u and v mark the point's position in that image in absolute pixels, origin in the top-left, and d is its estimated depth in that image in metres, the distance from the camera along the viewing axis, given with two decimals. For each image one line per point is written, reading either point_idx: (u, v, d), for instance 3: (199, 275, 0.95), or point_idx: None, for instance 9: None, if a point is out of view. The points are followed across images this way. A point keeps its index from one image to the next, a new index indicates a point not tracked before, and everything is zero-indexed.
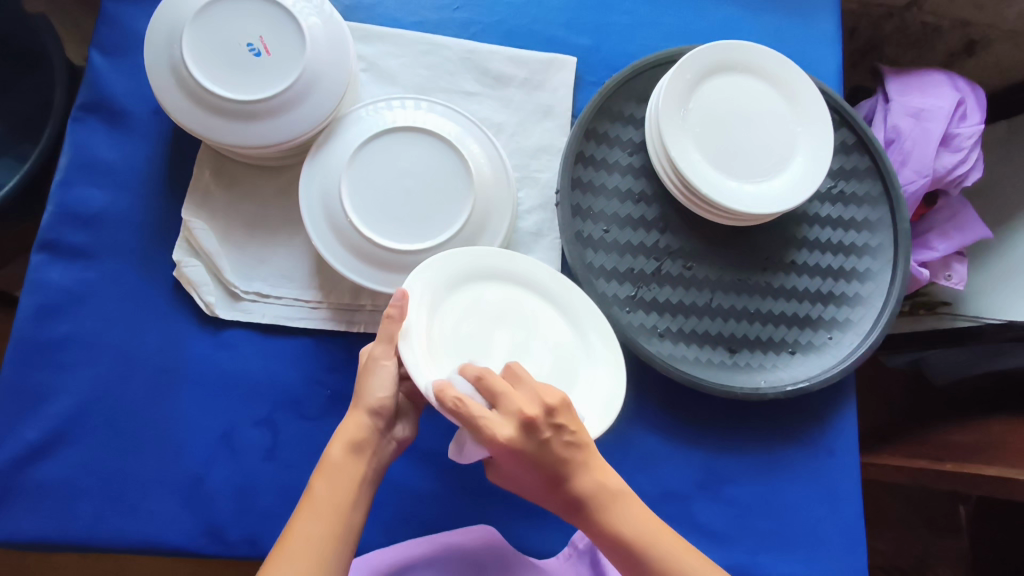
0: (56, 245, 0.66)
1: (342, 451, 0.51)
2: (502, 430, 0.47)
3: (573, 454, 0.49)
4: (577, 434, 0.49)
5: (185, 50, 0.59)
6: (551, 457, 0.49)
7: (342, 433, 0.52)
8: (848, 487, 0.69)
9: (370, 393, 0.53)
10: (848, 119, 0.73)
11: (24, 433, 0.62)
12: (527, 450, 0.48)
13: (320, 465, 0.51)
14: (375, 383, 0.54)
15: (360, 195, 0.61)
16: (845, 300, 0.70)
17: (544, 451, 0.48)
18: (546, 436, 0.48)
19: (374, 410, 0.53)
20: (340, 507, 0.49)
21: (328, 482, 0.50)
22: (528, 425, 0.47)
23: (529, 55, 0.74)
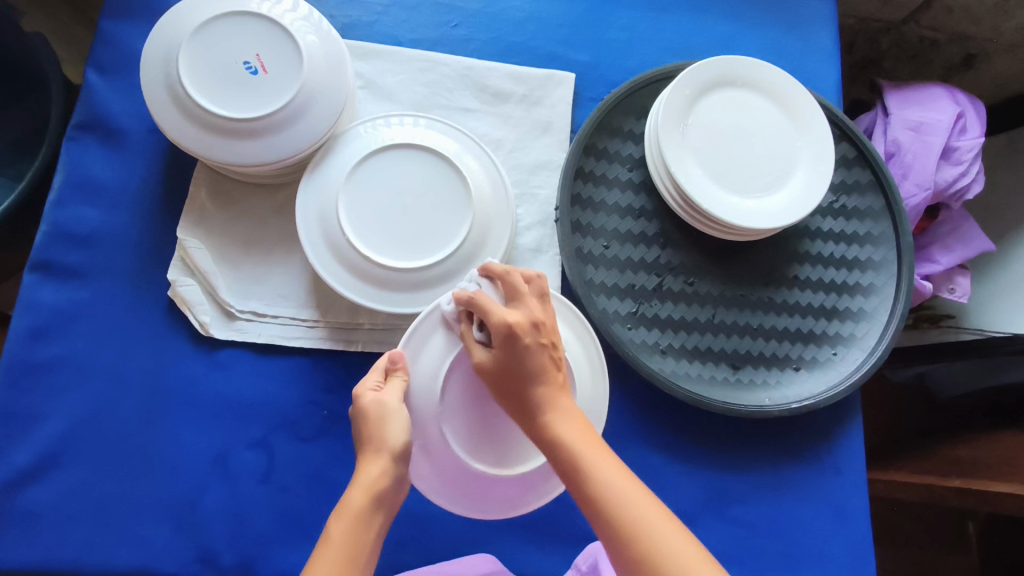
0: (48, 264, 0.65)
1: (365, 500, 0.47)
2: (512, 315, 0.50)
3: (552, 363, 0.51)
4: (559, 358, 0.52)
5: (183, 69, 0.59)
6: (531, 362, 0.50)
7: (365, 480, 0.48)
8: (857, 506, 0.68)
9: (389, 436, 0.50)
10: (849, 134, 0.73)
11: (13, 458, 0.61)
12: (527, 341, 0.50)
13: (338, 509, 0.47)
14: (393, 427, 0.50)
15: (356, 213, 0.60)
16: (850, 316, 0.69)
17: (527, 352, 0.50)
18: (540, 338, 0.51)
19: (396, 455, 0.49)
20: (360, 555, 0.46)
21: (348, 530, 0.46)
22: (535, 321, 0.51)
23: (527, 72, 0.74)
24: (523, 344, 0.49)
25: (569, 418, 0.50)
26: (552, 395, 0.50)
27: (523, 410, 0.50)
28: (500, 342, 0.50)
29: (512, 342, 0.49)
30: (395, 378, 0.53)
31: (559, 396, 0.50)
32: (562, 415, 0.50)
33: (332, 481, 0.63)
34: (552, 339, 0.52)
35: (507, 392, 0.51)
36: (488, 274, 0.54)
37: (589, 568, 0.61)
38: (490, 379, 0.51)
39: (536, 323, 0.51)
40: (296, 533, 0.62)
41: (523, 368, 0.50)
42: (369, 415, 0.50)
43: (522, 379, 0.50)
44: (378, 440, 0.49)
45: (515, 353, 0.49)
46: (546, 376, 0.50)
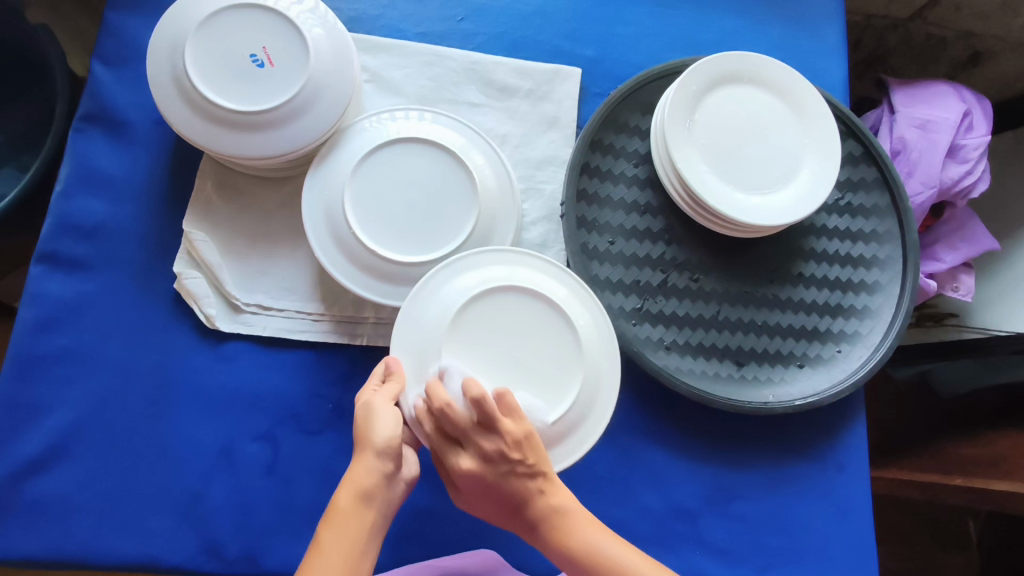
0: (54, 256, 0.65)
1: (352, 500, 0.47)
2: (464, 461, 0.50)
3: (529, 484, 0.50)
4: (535, 467, 0.50)
5: (189, 61, 0.59)
6: (508, 486, 0.50)
7: (352, 479, 0.48)
8: (859, 504, 0.68)
9: (374, 434, 0.49)
10: (855, 131, 0.73)
11: (19, 449, 0.61)
12: (490, 479, 0.50)
13: (328, 513, 0.47)
14: (380, 424, 0.49)
15: (362, 207, 0.60)
16: (854, 313, 0.69)
17: (496, 486, 0.50)
18: (504, 467, 0.50)
19: (380, 451, 0.49)
20: (353, 556, 0.46)
21: (336, 532, 0.46)
22: (487, 456, 0.49)
23: (533, 67, 0.73)
24: (497, 473, 0.50)
25: (566, 514, 0.50)
26: (542, 508, 0.50)
27: (524, 524, 0.52)
28: (471, 484, 0.51)
29: (483, 474, 0.50)
30: (390, 381, 0.53)
31: (552, 502, 0.50)
32: (565, 519, 0.50)
33: (336, 475, 0.63)
34: (528, 455, 0.49)
35: (506, 508, 0.52)
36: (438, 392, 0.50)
37: None
38: (490, 509, 0.53)
39: (499, 452, 0.49)
40: (300, 525, 0.62)
41: (504, 493, 0.50)
42: (358, 418, 0.51)
43: (507, 499, 0.51)
44: (367, 439, 0.49)
45: (486, 488, 0.51)
46: (526, 493, 0.50)
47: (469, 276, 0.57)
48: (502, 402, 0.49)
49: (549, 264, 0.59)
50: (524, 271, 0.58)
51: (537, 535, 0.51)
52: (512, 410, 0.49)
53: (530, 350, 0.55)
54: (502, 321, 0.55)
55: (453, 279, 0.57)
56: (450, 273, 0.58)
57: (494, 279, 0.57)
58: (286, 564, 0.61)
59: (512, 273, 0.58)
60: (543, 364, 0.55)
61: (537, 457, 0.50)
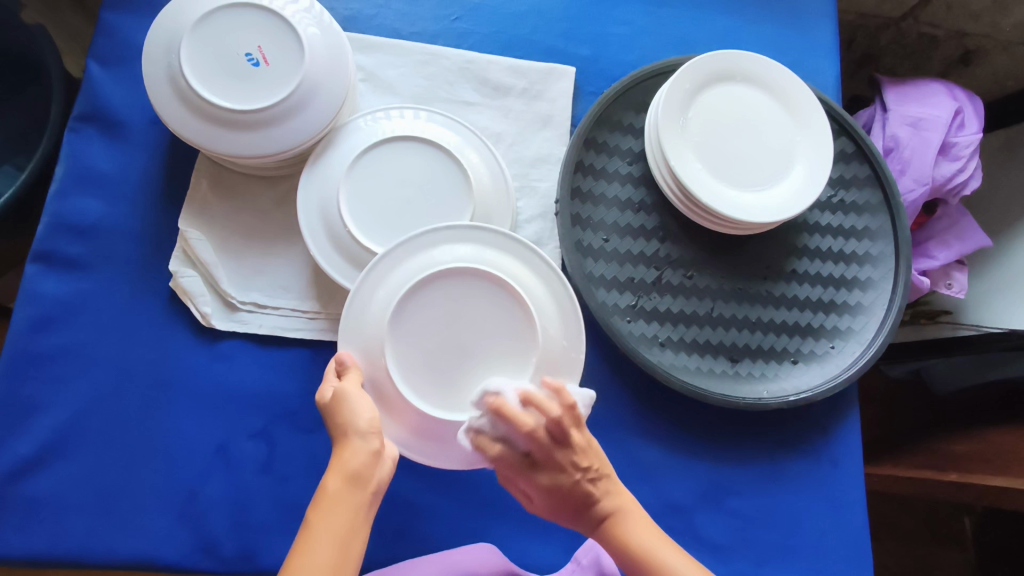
0: (50, 255, 0.65)
1: (340, 482, 0.46)
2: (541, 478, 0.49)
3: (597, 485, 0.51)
4: (598, 469, 0.51)
5: (185, 60, 0.59)
6: (580, 493, 0.50)
7: (340, 465, 0.47)
8: (852, 499, 0.68)
9: (353, 418, 0.48)
10: (847, 129, 0.73)
11: (17, 447, 0.61)
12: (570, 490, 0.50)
13: (316, 499, 0.46)
14: (357, 408, 0.49)
15: (357, 206, 0.61)
16: (847, 309, 0.70)
17: (575, 492, 0.50)
18: (576, 476, 0.50)
19: (363, 432, 0.48)
20: (345, 535, 0.45)
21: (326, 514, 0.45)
22: (564, 466, 0.49)
23: (527, 66, 0.74)
24: (566, 484, 0.49)
25: (631, 513, 0.53)
26: (606, 507, 0.52)
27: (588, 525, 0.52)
28: (549, 497, 0.50)
29: (555, 488, 0.50)
30: (349, 372, 0.52)
31: (612, 502, 0.52)
32: (624, 514, 0.52)
33: None
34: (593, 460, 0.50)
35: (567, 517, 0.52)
36: (500, 421, 0.46)
37: (591, 561, 0.62)
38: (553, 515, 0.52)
39: (570, 466, 0.49)
40: (296, 523, 0.62)
41: (573, 500, 0.51)
42: (333, 407, 0.50)
43: (576, 506, 0.51)
44: (345, 424, 0.48)
45: (563, 499, 0.50)
46: (593, 496, 0.51)
47: (413, 261, 0.56)
48: (569, 416, 0.47)
49: (500, 237, 0.58)
50: (474, 251, 0.57)
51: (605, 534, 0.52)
52: (577, 424, 0.48)
53: (478, 330, 0.54)
54: (443, 301, 0.54)
55: (398, 265, 0.56)
56: (393, 263, 0.56)
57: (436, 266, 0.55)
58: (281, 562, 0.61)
59: (479, 253, 0.57)
60: (493, 345, 0.54)
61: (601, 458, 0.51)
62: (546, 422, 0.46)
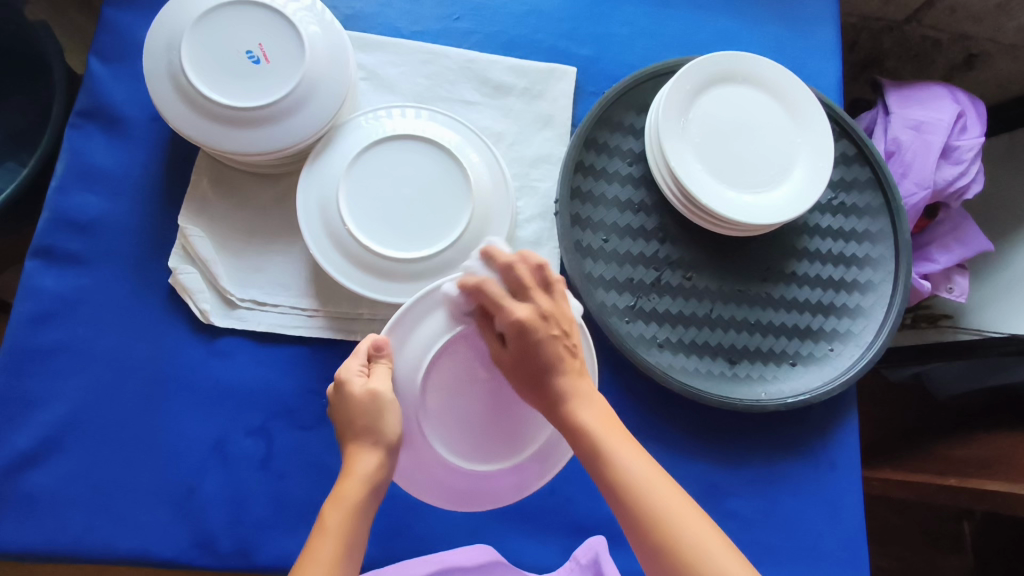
0: (50, 251, 0.66)
1: (361, 491, 0.47)
2: (519, 311, 0.49)
3: (569, 357, 0.50)
4: (575, 347, 0.51)
5: (186, 58, 0.59)
6: (543, 355, 0.49)
7: (359, 469, 0.47)
8: (850, 501, 0.68)
9: (384, 426, 0.48)
10: (849, 131, 0.73)
11: (14, 441, 0.62)
12: (537, 344, 0.49)
13: (333, 500, 0.46)
14: (386, 416, 0.49)
15: (358, 204, 0.61)
16: (847, 312, 0.70)
17: (540, 346, 0.49)
18: (554, 332, 0.50)
19: (389, 445, 0.48)
20: (355, 545, 0.46)
21: (342, 520, 0.46)
22: (541, 313, 0.49)
23: (529, 66, 0.74)
24: (537, 338, 0.49)
25: (592, 405, 0.49)
26: (570, 384, 0.49)
27: (546, 396, 0.50)
28: (516, 338, 0.49)
29: (524, 340, 0.49)
30: (379, 365, 0.51)
31: (579, 382, 0.50)
32: (584, 401, 0.49)
33: (330, 471, 0.63)
34: (568, 332, 0.50)
35: (530, 389, 0.50)
36: (489, 259, 0.51)
37: (589, 560, 0.62)
38: (518, 377, 0.50)
39: (543, 316, 0.49)
40: (293, 520, 0.62)
41: (540, 360, 0.49)
42: (359, 407, 0.49)
43: (540, 373, 0.49)
44: (371, 430, 0.48)
45: (529, 349, 0.49)
46: (561, 366, 0.49)
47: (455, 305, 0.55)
48: (537, 275, 0.51)
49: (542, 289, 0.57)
50: None
51: (566, 417, 0.49)
52: (549, 283, 0.51)
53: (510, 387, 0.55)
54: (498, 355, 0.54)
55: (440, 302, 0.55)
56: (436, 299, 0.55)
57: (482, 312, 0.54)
58: (278, 559, 0.61)
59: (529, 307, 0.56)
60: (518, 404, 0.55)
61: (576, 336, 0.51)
62: (525, 265, 0.51)
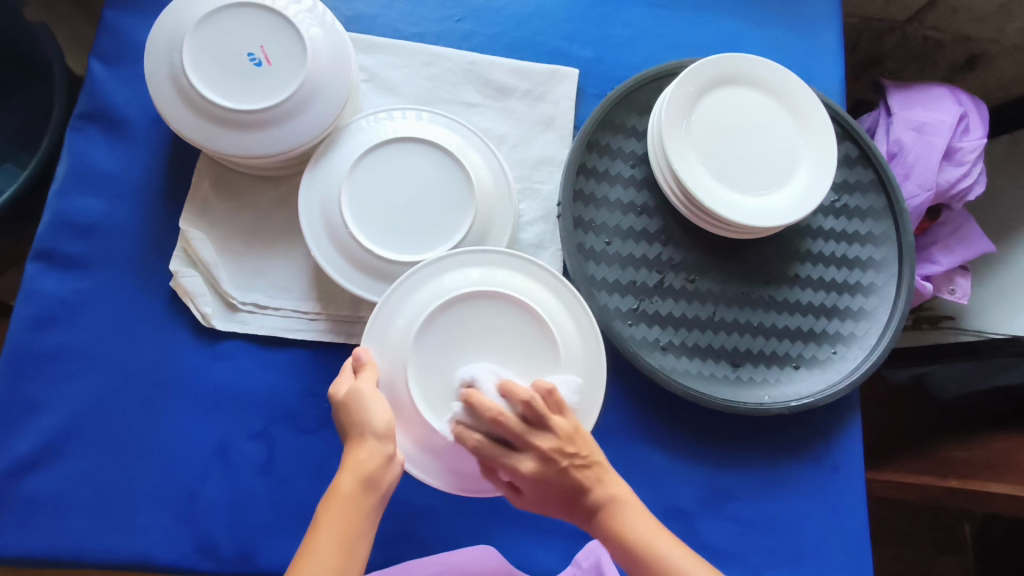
0: (51, 254, 0.65)
1: (355, 484, 0.45)
2: (523, 466, 0.47)
3: (586, 474, 0.48)
4: (589, 458, 0.48)
5: (187, 60, 0.59)
6: (564, 486, 0.48)
7: (355, 464, 0.46)
8: (854, 504, 0.68)
9: (372, 418, 0.47)
10: (851, 133, 0.73)
11: (15, 445, 0.61)
12: (550, 484, 0.48)
13: (328, 495, 0.45)
14: (372, 409, 0.48)
15: (360, 207, 0.61)
16: (850, 315, 0.69)
17: (557, 483, 0.48)
18: (563, 463, 0.47)
19: (382, 435, 0.47)
20: (354, 538, 0.44)
21: (338, 514, 0.44)
22: (544, 458, 0.47)
23: (531, 67, 0.74)
24: (554, 473, 0.47)
25: (628, 510, 0.49)
26: (599, 496, 0.49)
27: (581, 515, 0.50)
28: (531, 487, 0.48)
29: (542, 486, 0.48)
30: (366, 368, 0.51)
31: (605, 492, 0.49)
32: (615, 507, 0.49)
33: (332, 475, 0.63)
34: (580, 450, 0.48)
35: (562, 507, 0.50)
36: (470, 403, 0.47)
37: (591, 565, 0.62)
38: (548, 507, 0.50)
39: (552, 452, 0.47)
40: (295, 523, 0.62)
41: (563, 491, 0.48)
42: (349, 404, 0.49)
43: (564, 498, 0.49)
44: (361, 424, 0.47)
45: (546, 490, 0.48)
46: (585, 484, 0.48)
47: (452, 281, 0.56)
48: (530, 412, 0.47)
49: (537, 268, 0.58)
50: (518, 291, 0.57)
51: (602, 531, 0.49)
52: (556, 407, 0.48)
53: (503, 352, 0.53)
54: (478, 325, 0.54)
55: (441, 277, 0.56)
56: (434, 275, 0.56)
57: (470, 284, 0.56)
58: (279, 564, 0.61)
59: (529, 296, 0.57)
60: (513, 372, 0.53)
61: (590, 448, 0.49)
62: (516, 404, 0.47)
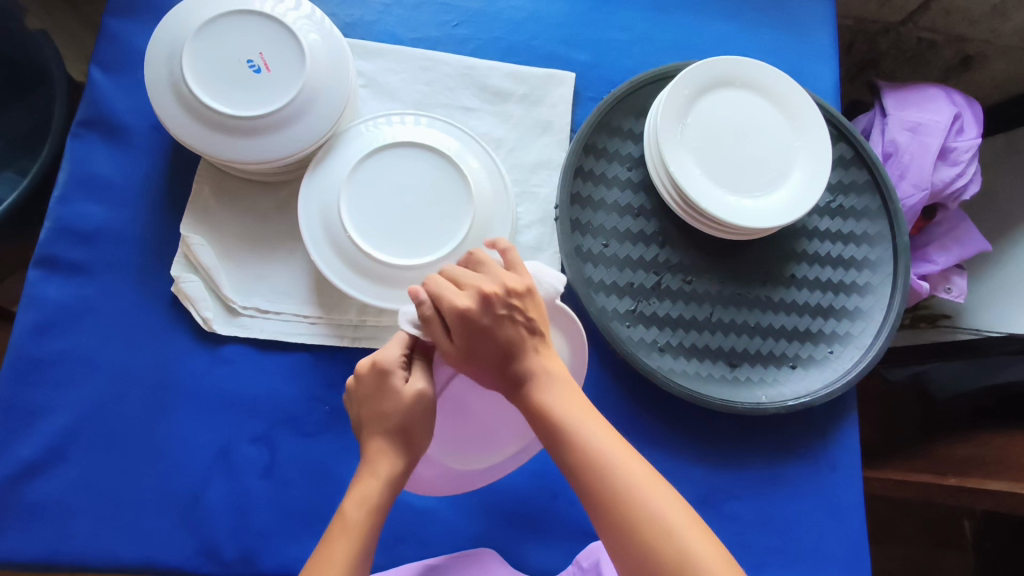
0: (53, 260, 0.66)
1: (384, 489, 0.48)
2: (460, 299, 0.49)
3: (524, 334, 0.50)
4: (532, 320, 0.50)
5: (186, 67, 0.60)
6: (495, 336, 0.49)
7: (387, 468, 0.48)
8: (852, 503, 0.69)
9: (421, 429, 0.50)
10: (846, 134, 0.74)
11: (18, 450, 0.62)
12: (485, 326, 0.48)
13: (355, 489, 0.48)
14: (426, 420, 0.50)
15: (359, 212, 0.61)
16: (846, 314, 0.70)
17: (486, 330, 0.48)
18: (500, 311, 0.49)
19: (421, 444, 0.50)
20: (371, 540, 0.47)
21: (364, 515, 0.47)
22: (481, 298, 0.49)
23: (527, 72, 0.74)
24: (483, 323, 0.48)
25: (554, 386, 0.49)
26: (530, 364, 0.49)
27: (513, 384, 0.50)
28: (458, 329, 0.48)
29: (468, 327, 0.48)
30: (419, 362, 0.51)
31: (537, 361, 0.50)
32: (544, 380, 0.49)
33: (333, 477, 0.63)
34: (522, 305, 0.50)
35: (491, 369, 0.50)
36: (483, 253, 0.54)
37: (590, 564, 0.61)
38: (481, 367, 0.50)
39: (497, 297, 0.49)
40: (297, 526, 0.62)
41: (495, 344, 0.49)
42: (404, 408, 0.49)
43: (493, 354, 0.49)
44: (405, 430, 0.49)
45: (474, 335, 0.48)
46: (516, 345, 0.49)
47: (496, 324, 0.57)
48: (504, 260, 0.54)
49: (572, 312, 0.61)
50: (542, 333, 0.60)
51: (527, 399, 0.49)
52: (517, 268, 0.53)
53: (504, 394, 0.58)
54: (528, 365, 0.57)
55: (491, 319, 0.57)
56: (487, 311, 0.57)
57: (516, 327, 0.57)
58: (281, 566, 0.61)
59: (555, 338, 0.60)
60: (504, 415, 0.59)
61: (535, 311, 0.51)
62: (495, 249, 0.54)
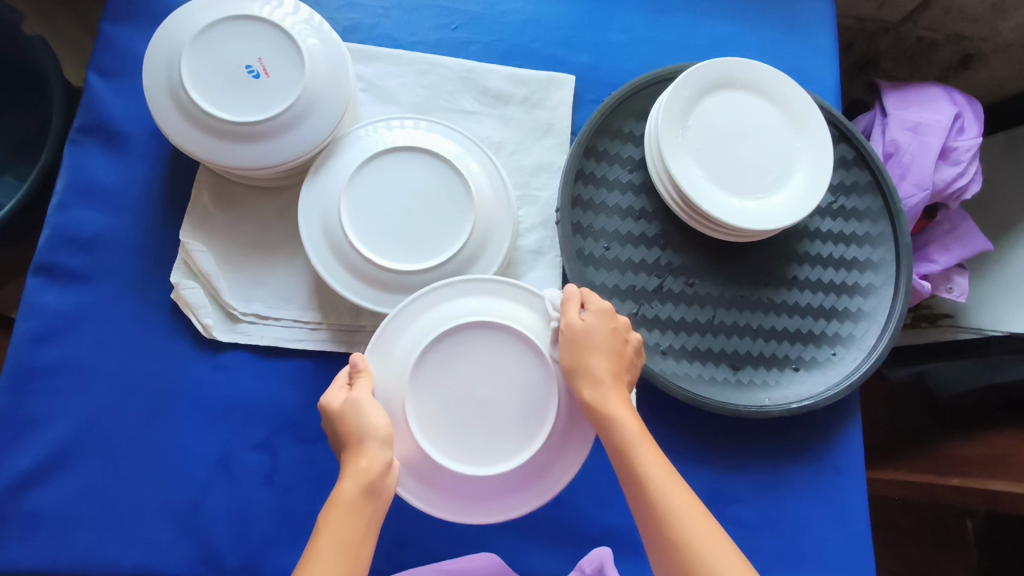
0: (51, 268, 0.65)
1: (358, 489, 0.46)
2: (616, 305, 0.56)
3: (625, 363, 0.54)
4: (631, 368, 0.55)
5: (185, 73, 0.59)
6: (614, 340, 0.53)
7: (356, 470, 0.47)
8: (857, 506, 0.68)
9: (370, 425, 0.48)
10: (847, 135, 0.73)
11: (17, 460, 0.61)
12: (614, 327, 0.54)
13: (331, 501, 0.46)
14: (369, 416, 0.49)
15: (359, 217, 0.61)
16: (849, 316, 0.70)
17: (615, 330, 0.54)
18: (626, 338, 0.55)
19: (383, 439, 0.48)
20: (358, 546, 0.44)
21: (342, 521, 0.45)
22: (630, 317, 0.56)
23: (527, 74, 0.74)
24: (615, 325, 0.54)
25: (618, 401, 0.51)
26: (610, 371, 0.52)
27: (584, 377, 0.51)
28: (602, 312, 0.54)
29: (607, 320, 0.54)
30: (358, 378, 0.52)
31: (613, 379, 0.52)
32: (612, 392, 0.51)
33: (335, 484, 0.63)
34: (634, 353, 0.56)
35: (575, 355, 0.52)
36: None
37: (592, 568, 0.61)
38: (574, 348, 0.52)
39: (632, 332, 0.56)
40: (298, 533, 0.62)
41: (606, 345, 0.53)
42: (343, 415, 0.49)
43: (594, 345, 0.52)
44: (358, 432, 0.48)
45: (607, 327, 0.53)
46: (615, 359, 0.53)
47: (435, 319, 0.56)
48: None
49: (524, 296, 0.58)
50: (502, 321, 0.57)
51: (594, 396, 0.51)
52: None
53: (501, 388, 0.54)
54: (523, 349, 0.54)
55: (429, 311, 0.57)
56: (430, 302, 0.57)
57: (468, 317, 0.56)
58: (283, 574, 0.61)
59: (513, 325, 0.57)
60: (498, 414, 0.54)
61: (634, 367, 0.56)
62: None
